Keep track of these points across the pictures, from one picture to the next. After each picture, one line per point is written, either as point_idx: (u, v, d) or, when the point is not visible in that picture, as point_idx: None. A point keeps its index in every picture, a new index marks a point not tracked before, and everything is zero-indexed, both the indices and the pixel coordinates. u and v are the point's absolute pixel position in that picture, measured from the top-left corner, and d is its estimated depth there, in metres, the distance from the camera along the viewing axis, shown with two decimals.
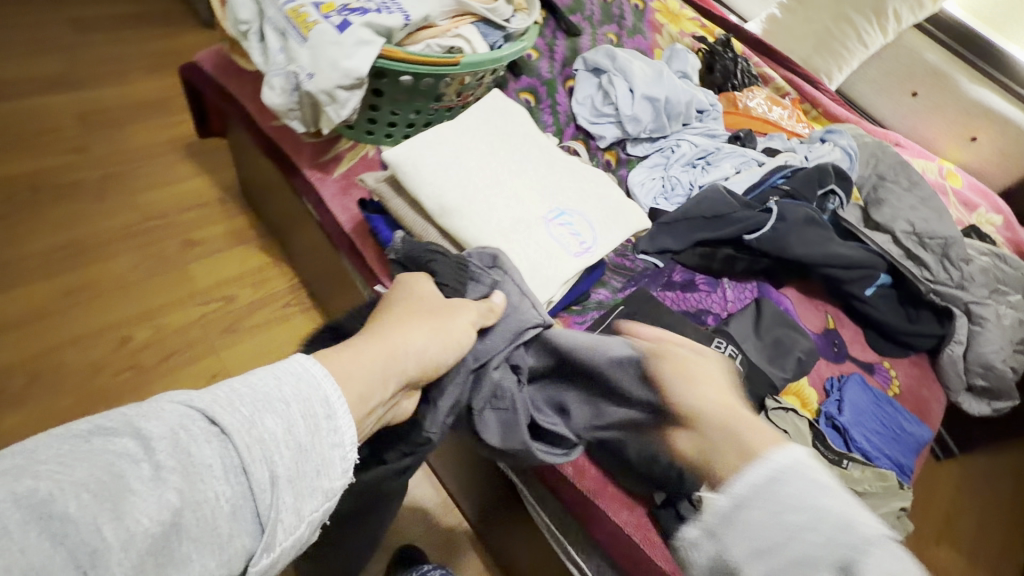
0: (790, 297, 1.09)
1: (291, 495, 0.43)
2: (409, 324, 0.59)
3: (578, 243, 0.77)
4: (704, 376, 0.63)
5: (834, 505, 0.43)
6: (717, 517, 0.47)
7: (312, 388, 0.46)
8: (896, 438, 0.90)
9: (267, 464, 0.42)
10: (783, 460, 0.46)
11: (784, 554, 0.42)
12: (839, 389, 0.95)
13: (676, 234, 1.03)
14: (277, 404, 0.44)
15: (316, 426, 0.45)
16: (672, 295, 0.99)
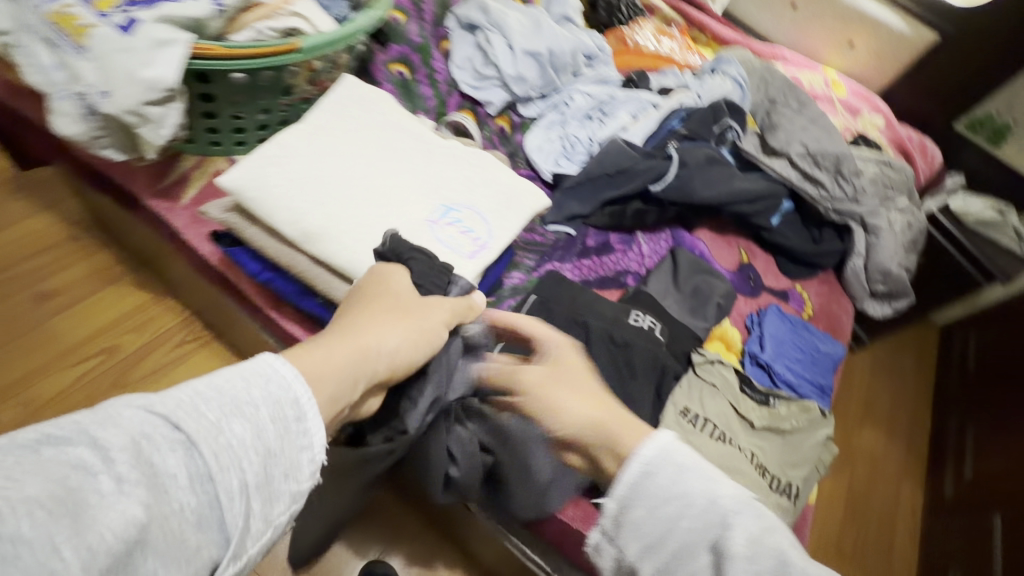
0: (703, 239, 1.09)
1: (263, 499, 0.38)
2: (383, 323, 0.53)
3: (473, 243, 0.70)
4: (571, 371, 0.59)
5: (699, 487, 0.46)
6: (610, 519, 0.49)
7: (286, 386, 0.41)
8: (815, 360, 0.94)
9: (237, 472, 0.36)
10: (651, 453, 0.49)
11: (669, 542, 0.46)
12: (759, 324, 0.97)
13: (583, 198, 0.98)
14: (249, 406, 0.38)
15: (289, 425, 0.40)
16: (589, 262, 0.95)
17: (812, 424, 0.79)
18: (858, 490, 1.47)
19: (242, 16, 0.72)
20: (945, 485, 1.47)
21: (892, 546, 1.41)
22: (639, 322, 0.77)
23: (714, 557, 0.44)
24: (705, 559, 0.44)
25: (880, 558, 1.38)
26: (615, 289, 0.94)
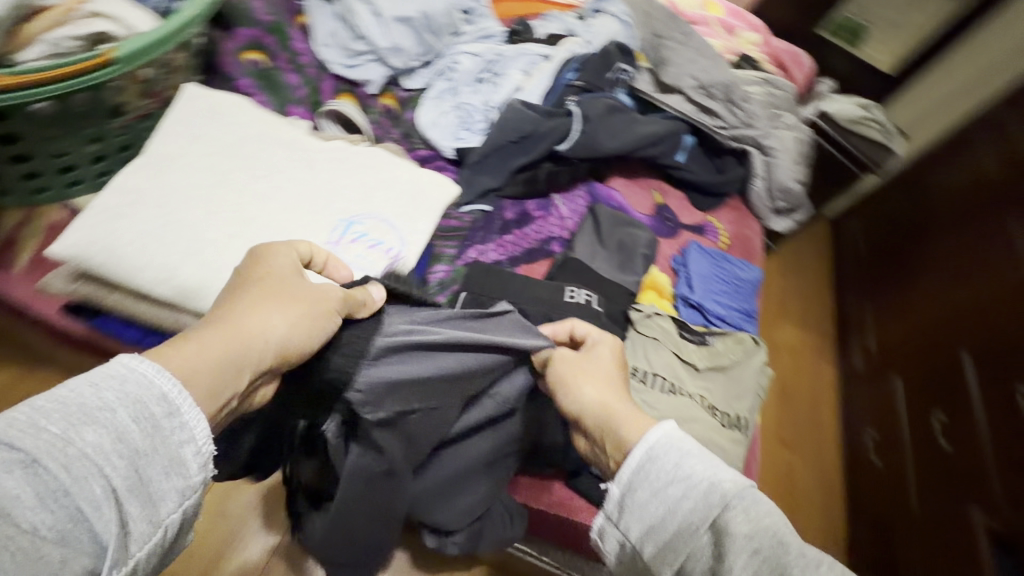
0: (617, 188, 1.08)
1: (140, 501, 0.34)
2: (267, 304, 0.45)
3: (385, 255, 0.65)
4: (582, 369, 0.57)
5: (700, 469, 0.44)
6: (614, 503, 0.46)
7: (142, 383, 0.36)
8: (739, 287, 0.99)
9: (98, 477, 0.32)
10: (658, 437, 0.46)
11: (669, 524, 0.43)
12: (684, 264, 0.99)
13: (493, 170, 0.93)
14: (100, 410, 0.33)
15: (155, 426, 0.35)
16: (512, 237, 0.92)
17: (748, 353, 0.83)
18: (784, 383, 1.64)
19: (28, 25, 0.59)
20: (853, 359, 1.67)
21: (819, 422, 1.59)
22: (577, 298, 0.75)
23: (715, 536, 0.41)
24: (706, 538, 0.41)
25: (812, 436, 1.56)
26: (544, 260, 0.92)
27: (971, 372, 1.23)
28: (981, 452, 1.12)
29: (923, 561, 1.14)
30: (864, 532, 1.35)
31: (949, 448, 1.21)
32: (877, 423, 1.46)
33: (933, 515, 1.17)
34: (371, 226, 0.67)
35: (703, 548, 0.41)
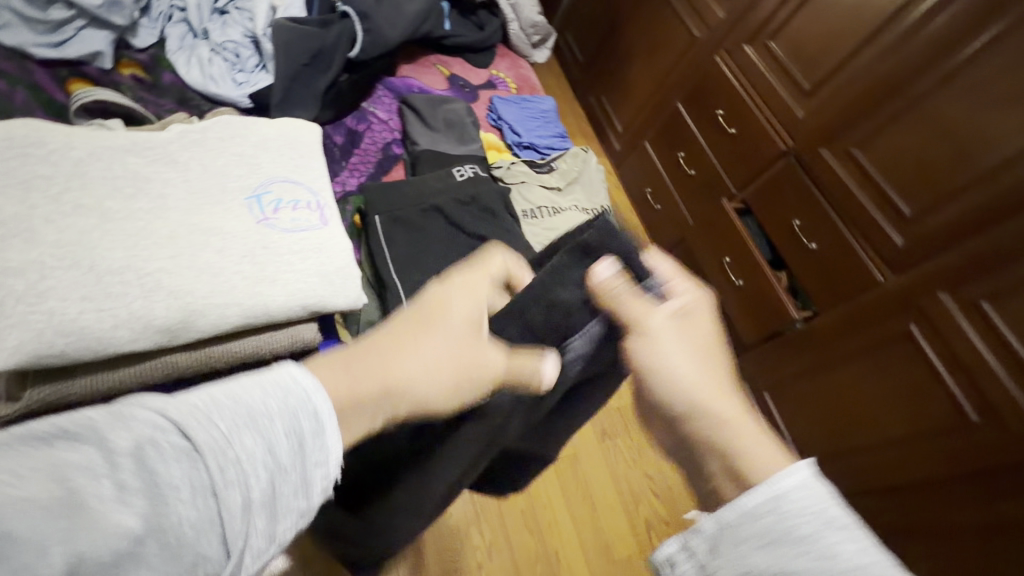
0: (410, 77, 1.16)
1: (269, 519, 0.33)
2: (429, 348, 0.46)
3: (311, 208, 0.77)
4: (679, 333, 0.53)
5: (854, 557, 0.38)
6: (705, 539, 0.42)
7: (303, 400, 0.37)
8: (546, 118, 1.19)
9: (245, 483, 0.32)
10: (793, 485, 0.41)
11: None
12: (499, 117, 1.15)
13: (303, 104, 0.91)
14: (263, 420, 0.34)
15: (298, 447, 0.35)
16: (356, 158, 0.96)
17: (584, 161, 1.06)
18: None
19: None
20: (613, 144, 2.10)
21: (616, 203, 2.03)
22: (465, 174, 0.89)
23: None
24: None
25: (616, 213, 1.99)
26: (395, 165, 1.00)
27: (688, 115, 1.74)
28: (715, 164, 1.65)
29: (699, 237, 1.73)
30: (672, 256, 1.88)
31: (694, 172, 1.73)
32: (649, 181, 1.94)
33: (704, 218, 1.71)
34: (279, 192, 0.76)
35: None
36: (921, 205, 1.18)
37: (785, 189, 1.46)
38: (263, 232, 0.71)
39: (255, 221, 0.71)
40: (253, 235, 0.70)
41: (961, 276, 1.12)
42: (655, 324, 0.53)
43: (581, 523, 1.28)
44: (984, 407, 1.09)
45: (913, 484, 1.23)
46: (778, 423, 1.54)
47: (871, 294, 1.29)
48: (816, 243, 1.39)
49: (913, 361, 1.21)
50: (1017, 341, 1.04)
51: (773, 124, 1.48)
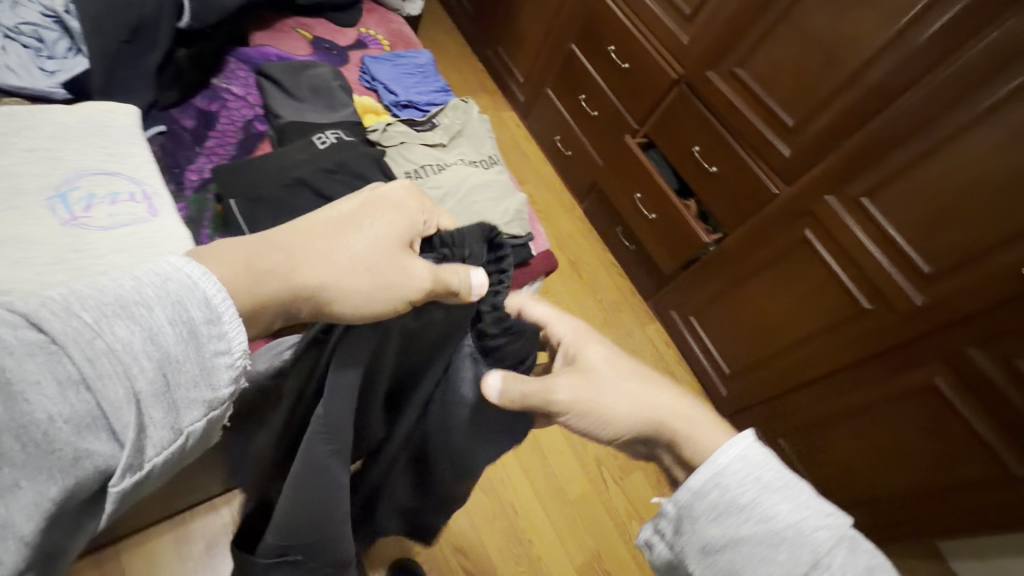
0: (268, 44, 1.09)
1: (168, 407, 0.35)
2: (343, 245, 0.49)
3: (137, 200, 0.74)
4: (594, 381, 0.53)
5: (786, 512, 0.44)
6: (670, 520, 0.47)
7: (188, 288, 0.38)
8: (424, 72, 1.16)
9: (127, 375, 0.33)
10: (732, 460, 0.46)
11: (744, 566, 0.43)
12: (373, 78, 1.11)
13: (133, 87, 0.85)
14: (135, 309, 0.35)
15: (192, 334, 0.37)
16: (214, 141, 0.89)
17: (465, 113, 1.08)
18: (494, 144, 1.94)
19: None
20: (516, 96, 2.04)
21: (528, 155, 1.98)
22: (327, 141, 0.88)
23: None
24: None
25: (528, 165, 1.95)
26: (261, 143, 0.94)
27: (582, 56, 1.72)
28: (615, 101, 1.65)
29: (612, 180, 1.72)
30: (589, 202, 1.86)
31: (596, 113, 1.72)
32: (557, 129, 1.90)
33: (611, 157, 1.70)
34: (90, 186, 0.73)
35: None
36: (803, 114, 1.22)
37: (681, 116, 1.48)
38: (75, 232, 0.69)
39: (61, 224, 0.69)
40: (62, 237, 0.67)
41: (845, 176, 1.18)
42: (564, 387, 0.52)
43: (531, 473, 1.31)
44: (874, 294, 1.19)
45: (825, 376, 1.33)
46: (706, 345, 1.60)
47: (769, 208, 1.33)
48: (715, 166, 1.42)
49: (812, 265, 1.28)
50: (895, 230, 1.13)
51: (662, 53, 1.48)
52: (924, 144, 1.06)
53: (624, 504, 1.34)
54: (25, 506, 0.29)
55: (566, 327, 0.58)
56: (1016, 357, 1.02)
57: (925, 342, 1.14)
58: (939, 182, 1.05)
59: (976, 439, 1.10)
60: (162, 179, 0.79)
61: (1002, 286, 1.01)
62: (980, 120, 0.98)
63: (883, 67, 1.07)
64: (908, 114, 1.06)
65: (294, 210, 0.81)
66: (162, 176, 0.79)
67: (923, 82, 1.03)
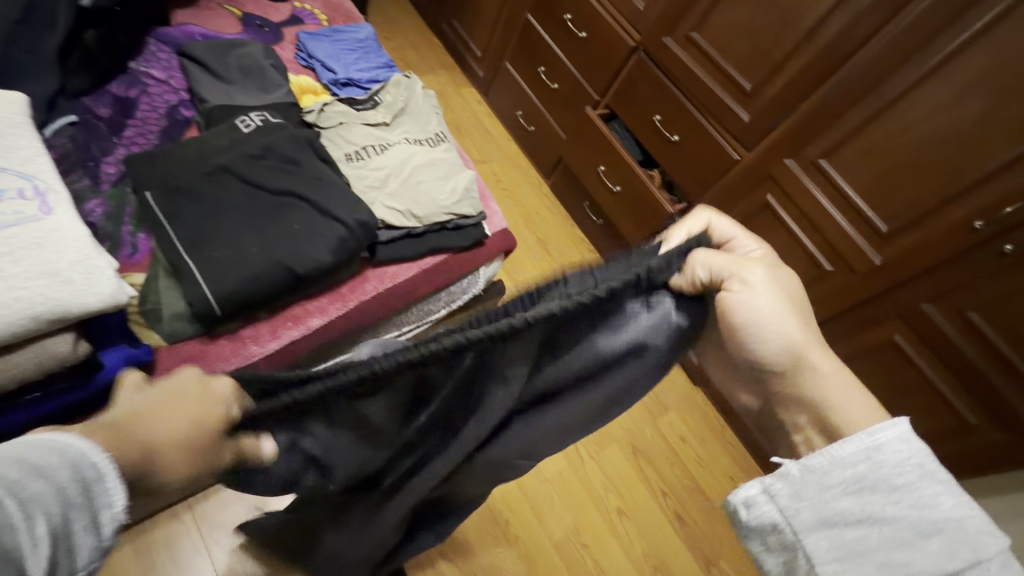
0: (191, 23, 1.12)
1: (58, 562, 0.30)
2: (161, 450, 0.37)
3: (26, 197, 0.69)
4: (776, 283, 0.48)
5: (947, 505, 0.41)
6: (795, 483, 0.42)
7: (82, 449, 0.32)
8: (365, 48, 1.21)
9: (26, 528, 0.29)
10: (893, 441, 0.42)
11: (880, 549, 0.40)
12: (310, 55, 1.16)
13: (37, 72, 0.84)
14: (30, 469, 0.30)
15: (84, 495, 0.31)
16: (130, 129, 0.92)
17: (409, 89, 1.13)
18: (453, 122, 1.89)
19: None
20: (475, 72, 1.98)
21: (490, 131, 1.93)
22: (252, 125, 0.92)
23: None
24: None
25: (491, 142, 1.89)
26: (187, 129, 0.97)
27: (539, 26, 1.66)
28: (574, 72, 1.60)
29: (574, 153, 1.68)
30: (555, 177, 1.83)
31: (556, 85, 1.67)
32: (518, 104, 1.85)
33: (573, 130, 1.66)
34: None
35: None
36: (758, 77, 1.20)
37: (640, 84, 1.44)
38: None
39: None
40: None
41: (802, 138, 1.17)
42: (759, 280, 0.47)
43: None
44: (834, 256, 1.19)
45: None
46: None
47: (730, 174, 1.32)
48: (676, 135, 1.39)
49: (775, 230, 1.28)
50: (853, 191, 1.13)
51: (619, 19, 1.44)
52: (878, 103, 1.05)
53: (600, 477, 1.34)
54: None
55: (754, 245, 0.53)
56: (969, 310, 1.04)
57: (884, 301, 1.16)
58: (894, 140, 1.05)
59: (934, 391, 1.13)
60: (55, 175, 0.74)
61: (957, 242, 1.02)
62: (930, 75, 0.98)
63: (837, 25, 1.05)
64: (858, 72, 1.05)
65: (218, 196, 0.81)
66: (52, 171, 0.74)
67: (876, 39, 1.02)
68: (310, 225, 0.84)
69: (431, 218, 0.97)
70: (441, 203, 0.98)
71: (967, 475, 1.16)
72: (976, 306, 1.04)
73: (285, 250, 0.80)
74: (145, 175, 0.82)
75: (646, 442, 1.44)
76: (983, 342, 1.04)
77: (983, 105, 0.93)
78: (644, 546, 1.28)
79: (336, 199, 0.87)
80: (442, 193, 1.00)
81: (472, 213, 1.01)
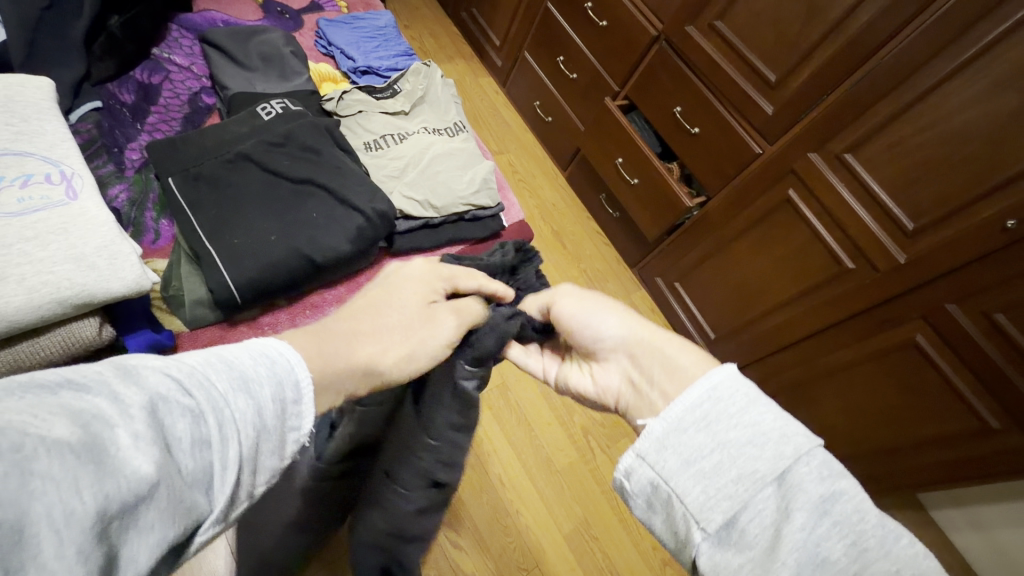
0: (212, 9, 1.13)
1: (254, 474, 0.33)
2: (372, 341, 0.49)
3: (52, 182, 0.71)
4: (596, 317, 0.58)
5: (772, 420, 0.43)
6: (658, 438, 0.44)
7: (287, 370, 0.37)
8: (384, 36, 1.23)
9: (242, 438, 0.32)
10: (720, 378, 0.46)
11: (733, 466, 0.41)
12: (330, 43, 1.17)
13: (66, 59, 0.85)
14: (249, 382, 0.34)
15: (281, 414, 0.35)
16: (152, 117, 0.94)
17: (428, 78, 1.13)
18: (470, 111, 1.88)
19: None
20: (493, 61, 1.96)
21: (507, 120, 1.91)
22: (272, 112, 0.92)
23: (779, 487, 0.40)
24: (769, 490, 0.40)
25: (508, 133, 1.88)
26: (208, 116, 1.00)
27: (559, 14, 1.64)
28: (594, 62, 1.58)
29: (591, 144, 1.66)
30: (571, 169, 1.81)
31: (575, 76, 1.65)
32: (536, 94, 1.83)
33: (592, 121, 1.64)
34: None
35: (763, 495, 0.40)
36: (783, 69, 1.17)
37: (661, 75, 1.41)
38: None
39: None
40: None
41: (827, 133, 1.14)
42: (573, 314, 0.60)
43: (519, 447, 1.30)
44: (856, 254, 1.17)
45: (809, 336, 1.31)
46: (691, 311, 1.58)
47: (752, 167, 1.29)
48: (697, 127, 1.37)
49: (794, 225, 1.25)
50: (879, 187, 1.10)
51: (642, 9, 1.41)
52: (910, 96, 1.01)
53: (611, 470, 1.34)
54: (160, 548, 0.26)
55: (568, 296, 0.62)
56: (995, 311, 1.01)
57: (905, 301, 1.13)
58: (922, 136, 1.02)
59: (954, 393, 1.10)
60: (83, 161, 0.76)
61: (984, 240, 0.99)
62: (967, 66, 0.94)
63: (870, 13, 1.01)
64: (888, 65, 1.01)
65: (238, 183, 0.82)
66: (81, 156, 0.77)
67: (910, 29, 0.98)
68: (327, 214, 0.84)
69: (448, 209, 0.98)
70: (460, 195, 0.98)
71: (988, 480, 1.13)
72: (1001, 308, 1.00)
73: (304, 238, 0.81)
74: (166, 162, 0.82)
75: None
76: (1007, 344, 1.01)
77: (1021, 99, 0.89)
78: (654, 540, 1.28)
79: (353, 186, 0.87)
80: (460, 184, 1.00)
81: (489, 204, 1.02)
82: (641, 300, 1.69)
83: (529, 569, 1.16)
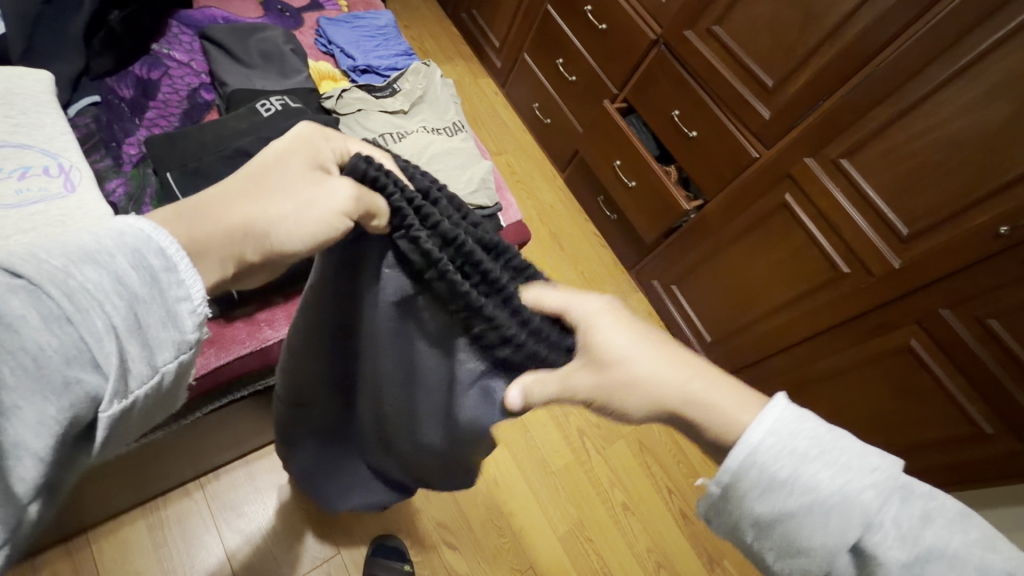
0: (212, 6, 1.13)
1: (151, 343, 0.33)
2: (257, 196, 0.44)
3: (51, 174, 0.71)
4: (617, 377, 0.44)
5: (828, 479, 0.39)
6: (719, 502, 0.43)
7: (144, 238, 0.34)
8: (384, 35, 1.23)
9: (101, 312, 0.31)
10: (767, 443, 0.40)
11: (799, 534, 0.39)
12: (331, 42, 1.17)
13: (65, 53, 0.85)
14: (96, 253, 0.32)
15: (153, 281, 0.34)
16: (151, 112, 0.94)
17: (428, 78, 1.13)
18: (469, 112, 1.88)
19: None
20: (493, 62, 1.96)
21: (505, 121, 1.92)
22: (272, 108, 0.92)
23: (858, 550, 0.38)
24: (847, 556, 0.39)
25: (507, 133, 1.89)
26: (208, 112, 0.99)
27: (559, 17, 1.65)
28: (592, 64, 1.59)
29: (589, 146, 1.67)
30: (570, 171, 1.82)
31: (574, 78, 1.66)
32: (535, 96, 1.84)
33: (590, 124, 1.64)
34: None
35: (842, 562, 0.39)
36: (781, 75, 1.18)
37: (659, 78, 1.42)
38: None
39: None
40: None
41: (821, 138, 1.15)
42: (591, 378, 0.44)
43: (514, 448, 1.30)
44: (852, 258, 1.17)
45: (804, 339, 1.32)
46: (688, 313, 1.58)
47: (749, 171, 1.29)
48: (695, 131, 1.37)
49: (790, 230, 1.26)
50: (875, 193, 1.10)
51: (641, 13, 1.42)
52: (905, 101, 1.02)
53: (606, 472, 1.35)
54: (36, 420, 0.28)
55: (588, 303, 0.47)
56: (989, 316, 1.02)
57: (898, 307, 1.14)
58: (918, 142, 1.03)
59: (948, 398, 1.11)
60: (82, 155, 0.76)
61: (978, 247, 1.00)
62: (962, 74, 0.95)
63: (867, 18, 1.02)
64: (884, 69, 1.02)
65: None
66: (81, 150, 0.76)
67: (906, 35, 0.98)
68: None
69: None
70: (462, 190, 0.96)
71: (980, 484, 1.14)
72: (995, 314, 1.01)
73: None
74: (164, 158, 0.82)
75: (651, 438, 1.44)
76: (1001, 350, 1.01)
77: (1016, 107, 0.90)
78: (649, 542, 1.28)
79: None
80: (458, 184, 1.00)
81: (487, 204, 1.02)
82: (638, 302, 1.70)
83: (523, 570, 1.16)
